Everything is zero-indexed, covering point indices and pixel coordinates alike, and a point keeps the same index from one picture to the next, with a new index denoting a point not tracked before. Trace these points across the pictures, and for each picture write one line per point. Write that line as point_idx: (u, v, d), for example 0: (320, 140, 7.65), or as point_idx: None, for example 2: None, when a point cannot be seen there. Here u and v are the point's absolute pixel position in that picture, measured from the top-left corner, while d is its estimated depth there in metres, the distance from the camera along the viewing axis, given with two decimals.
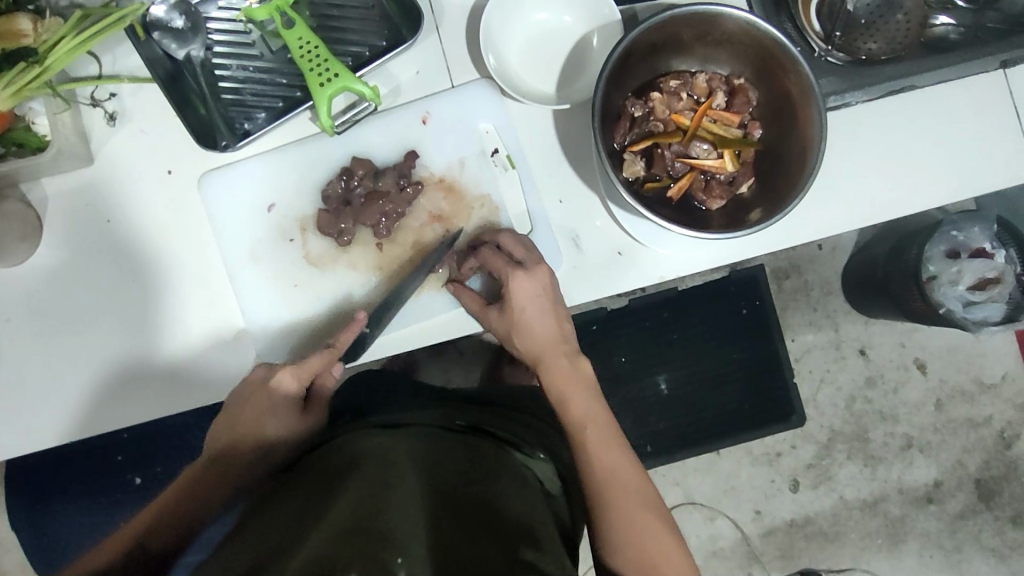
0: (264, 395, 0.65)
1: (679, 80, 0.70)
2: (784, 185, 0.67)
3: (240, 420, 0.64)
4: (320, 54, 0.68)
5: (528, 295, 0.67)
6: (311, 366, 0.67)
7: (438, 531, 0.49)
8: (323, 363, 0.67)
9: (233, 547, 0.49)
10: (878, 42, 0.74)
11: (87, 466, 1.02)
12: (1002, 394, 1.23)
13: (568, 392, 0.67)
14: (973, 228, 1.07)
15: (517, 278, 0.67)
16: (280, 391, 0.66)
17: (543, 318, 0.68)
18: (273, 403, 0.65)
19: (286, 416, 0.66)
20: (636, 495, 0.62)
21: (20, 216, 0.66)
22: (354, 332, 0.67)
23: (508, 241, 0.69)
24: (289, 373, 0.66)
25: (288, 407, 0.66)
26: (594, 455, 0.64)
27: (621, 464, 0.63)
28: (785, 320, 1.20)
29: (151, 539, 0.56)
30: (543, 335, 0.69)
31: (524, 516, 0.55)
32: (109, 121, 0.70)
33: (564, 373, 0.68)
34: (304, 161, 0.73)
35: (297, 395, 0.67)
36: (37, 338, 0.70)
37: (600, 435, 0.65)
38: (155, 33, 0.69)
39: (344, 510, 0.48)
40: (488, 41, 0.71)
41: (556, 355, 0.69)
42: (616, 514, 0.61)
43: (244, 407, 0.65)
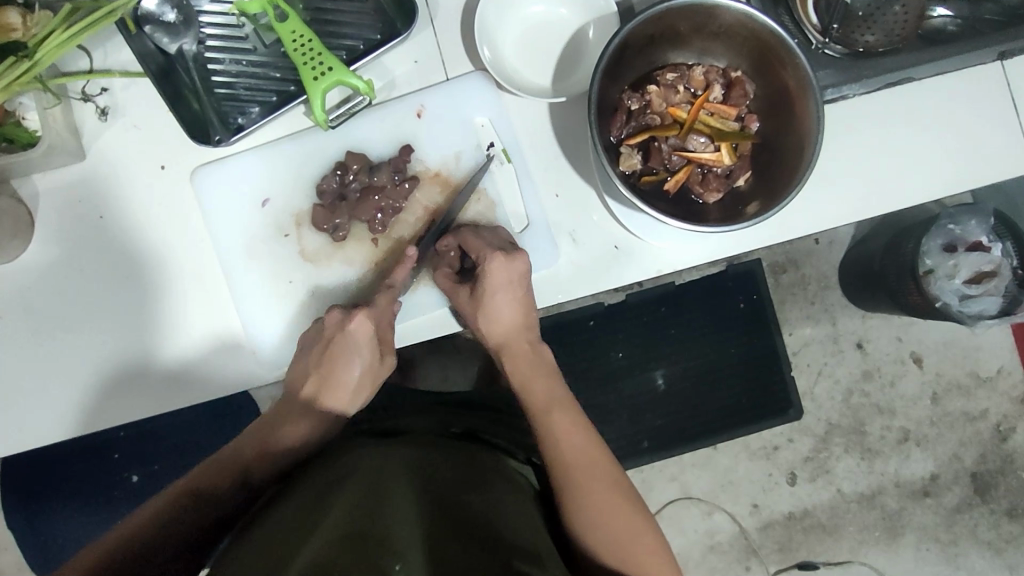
0: (344, 338, 0.66)
1: (676, 73, 0.70)
2: (780, 178, 0.66)
3: (320, 362, 0.66)
4: (314, 47, 0.67)
5: (503, 279, 0.67)
6: (380, 305, 0.67)
7: (434, 545, 0.48)
8: (387, 303, 0.67)
9: (226, 560, 0.49)
10: (876, 34, 0.72)
11: (81, 465, 1.01)
12: (999, 387, 1.24)
13: (540, 402, 0.66)
14: (970, 220, 1.06)
15: (494, 263, 0.66)
16: (357, 333, 0.65)
17: (517, 307, 0.69)
18: (352, 346, 0.66)
19: (365, 357, 0.67)
20: (609, 485, 0.62)
21: (11, 212, 0.66)
22: (406, 272, 0.67)
23: (486, 232, 0.70)
24: (365, 316, 0.65)
25: (368, 349, 0.66)
26: (574, 479, 0.61)
27: (606, 481, 0.62)
28: (783, 314, 1.20)
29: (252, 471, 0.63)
30: (516, 324, 0.70)
31: (522, 534, 0.53)
32: (101, 116, 0.69)
33: (536, 372, 0.69)
34: (299, 155, 0.72)
35: (374, 337, 0.66)
36: (29, 334, 0.69)
37: (584, 443, 0.64)
38: (147, 27, 0.68)
39: (336, 525, 0.48)
40: (483, 34, 0.70)
41: (524, 343, 0.70)
42: (607, 538, 0.59)
43: (324, 347, 0.66)
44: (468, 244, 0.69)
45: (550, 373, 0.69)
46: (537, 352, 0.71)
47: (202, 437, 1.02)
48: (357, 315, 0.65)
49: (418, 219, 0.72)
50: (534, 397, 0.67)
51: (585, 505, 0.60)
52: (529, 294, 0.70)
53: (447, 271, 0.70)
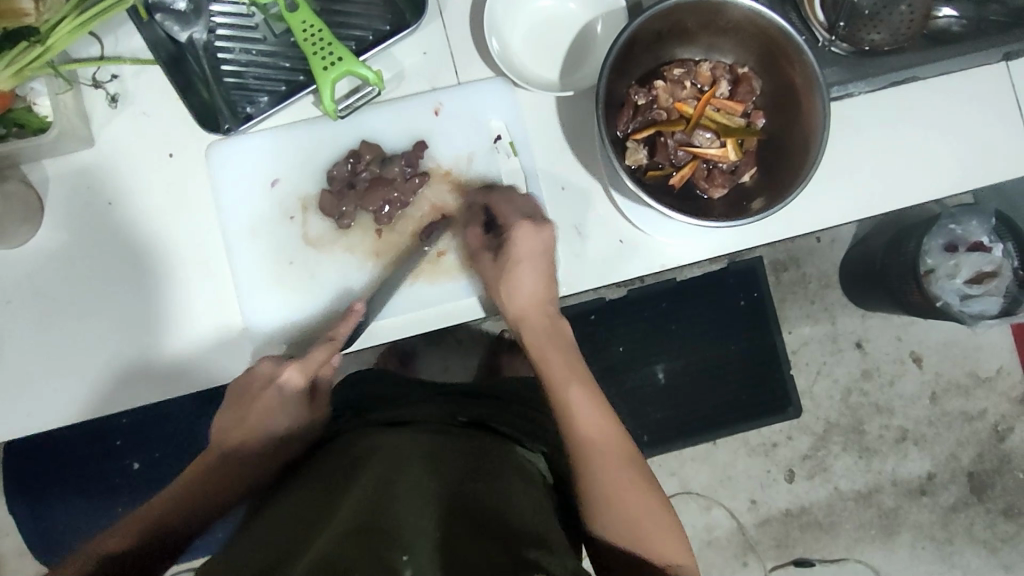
0: (272, 395, 0.64)
1: (682, 69, 0.70)
2: (786, 173, 0.67)
3: (245, 416, 0.64)
4: (323, 37, 0.67)
5: (532, 250, 0.67)
6: (315, 359, 0.65)
7: (447, 531, 0.48)
8: (325, 356, 0.66)
9: (235, 554, 0.49)
10: (882, 33, 0.73)
11: (83, 452, 1.02)
12: (997, 388, 1.24)
13: (556, 374, 0.65)
14: (973, 221, 1.07)
15: (523, 231, 0.66)
16: (287, 388, 0.65)
17: (541, 282, 0.68)
18: (282, 400, 0.64)
19: (293, 411, 0.66)
20: (619, 454, 0.63)
21: (20, 197, 0.66)
22: (352, 325, 0.66)
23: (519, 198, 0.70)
24: (296, 369, 0.65)
25: (296, 403, 0.66)
26: (587, 461, 0.62)
27: (619, 462, 0.62)
28: (783, 312, 1.21)
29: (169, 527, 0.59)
30: (533, 300, 0.69)
31: (531, 520, 0.54)
32: (111, 103, 0.70)
33: (548, 344, 0.68)
34: (310, 142, 0.73)
35: (304, 391, 0.66)
36: (36, 319, 0.70)
37: (599, 422, 0.63)
38: (158, 15, 0.68)
39: (348, 517, 0.48)
40: (491, 27, 0.71)
41: (542, 317, 0.69)
42: (619, 518, 0.61)
43: (250, 402, 0.65)
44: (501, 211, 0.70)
45: (566, 347, 0.68)
46: (556, 328, 0.69)
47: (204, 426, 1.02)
48: (289, 369, 0.65)
49: (423, 213, 0.73)
50: (550, 374, 0.66)
51: (598, 487, 0.61)
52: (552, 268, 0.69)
53: (478, 233, 0.71)
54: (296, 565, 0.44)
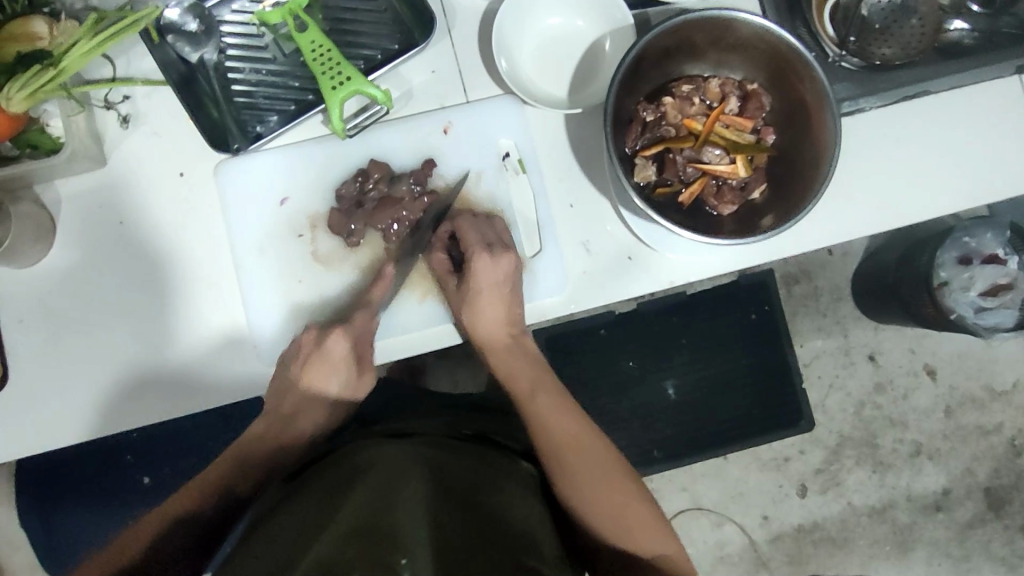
0: (322, 360, 0.67)
1: (691, 85, 0.70)
2: (796, 192, 0.66)
3: (298, 380, 0.67)
4: (332, 57, 0.68)
5: (491, 278, 0.67)
6: (358, 325, 0.67)
7: (445, 536, 0.49)
8: (365, 323, 0.68)
9: (241, 555, 0.51)
10: (892, 47, 0.74)
11: (93, 466, 1.02)
12: (1013, 401, 1.22)
13: (524, 391, 0.66)
14: (986, 233, 1.05)
15: (480, 262, 0.66)
16: (335, 351, 0.67)
17: (506, 305, 0.69)
18: (332, 365, 0.67)
19: (343, 375, 0.68)
20: (591, 450, 0.63)
21: (33, 217, 0.67)
22: (383, 289, 0.69)
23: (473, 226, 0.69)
24: (341, 335, 0.66)
25: (347, 367, 0.68)
26: (564, 462, 0.62)
27: (595, 461, 0.62)
28: (794, 325, 1.20)
29: (238, 486, 0.63)
30: (501, 321, 0.69)
31: (526, 527, 0.55)
32: (122, 124, 0.71)
33: (516, 361, 0.68)
34: (321, 160, 0.73)
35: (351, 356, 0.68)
36: (47, 338, 0.70)
37: (570, 423, 0.64)
38: (169, 36, 0.68)
39: (349, 522, 0.50)
40: (500, 45, 0.71)
41: (507, 338, 0.69)
42: (604, 515, 0.61)
43: (303, 367, 0.67)
44: (464, 229, 0.69)
45: (533, 361, 0.69)
46: (522, 345, 0.70)
47: (214, 441, 1.02)
48: (335, 335, 0.66)
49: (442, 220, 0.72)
50: (518, 386, 0.67)
51: (576, 486, 0.61)
52: (516, 292, 0.69)
53: (443, 259, 0.70)
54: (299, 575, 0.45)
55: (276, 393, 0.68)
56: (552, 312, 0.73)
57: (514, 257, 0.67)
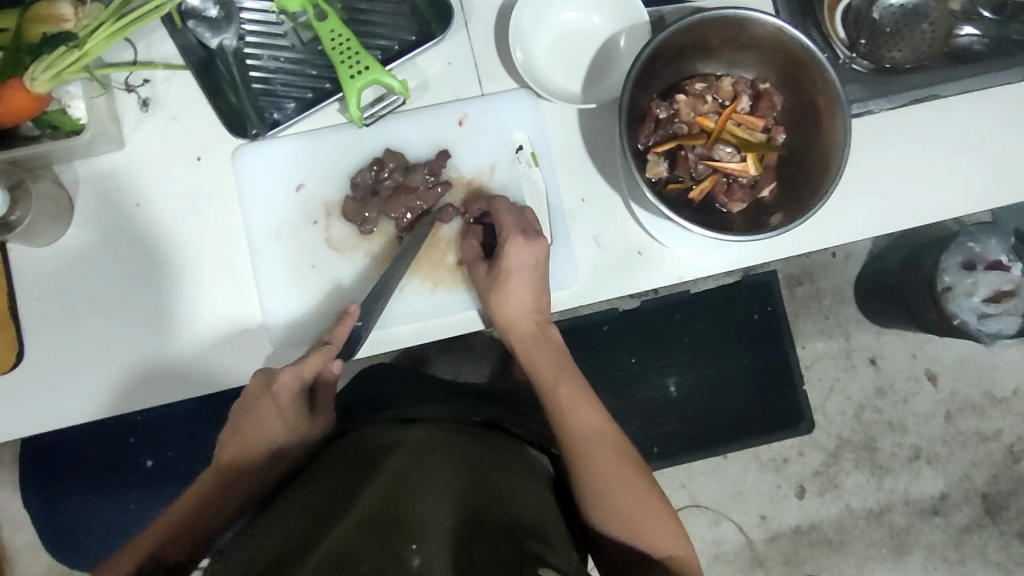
0: (269, 400, 0.65)
1: (704, 83, 0.71)
2: (806, 190, 0.67)
3: (244, 426, 0.64)
4: (351, 47, 0.68)
5: (522, 263, 0.68)
6: (311, 364, 0.66)
7: (461, 524, 0.50)
8: (320, 362, 0.66)
9: (252, 540, 0.51)
10: (902, 51, 0.76)
11: (98, 448, 1.03)
12: (1013, 408, 1.23)
13: (548, 377, 0.67)
14: (990, 240, 1.07)
15: (514, 244, 0.67)
16: (282, 393, 0.65)
17: (531, 288, 0.69)
18: (280, 407, 0.65)
19: (293, 418, 0.66)
20: (608, 444, 0.64)
21: (52, 196, 0.68)
22: (344, 330, 0.67)
23: (503, 208, 0.70)
24: (288, 373, 0.65)
25: (296, 409, 0.66)
26: (580, 455, 0.63)
27: (613, 454, 0.63)
28: (796, 327, 1.21)
29: (169, 550, 0.59)
30: (523, 309, 0.69)
31: (536, 517, 0.56)
32: (142, 107, 0.71)
33: (539, 349, 0.69)
34: (337, 149, 0.74)
35: (300, 396, 0.66)
36: (61, 317, 0.71)
37: (590, 417, 0.65)
38: (190, 21, 0.70)
39: (370, 501, 0.50)
40: (516, 37, 0.72)
41: (531, 325, 0.69)
42: (619, 512, 0.61)
43: (250, 412, 0.65)
44: (500, 213, 0.70)
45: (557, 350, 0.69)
46: (544, 331, 0.70)
47: (217, 426, 1.03)
48: (282, 376, 0.65)
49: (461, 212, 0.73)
50: (541, 375, 0.68)
51: (590, 481, 0.62)
52: (544, 279, 0.69)
53: (474, 244, 0.71)
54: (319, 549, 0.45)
55: (221, 442, 0.65)
56: (561, 304, 0.74)
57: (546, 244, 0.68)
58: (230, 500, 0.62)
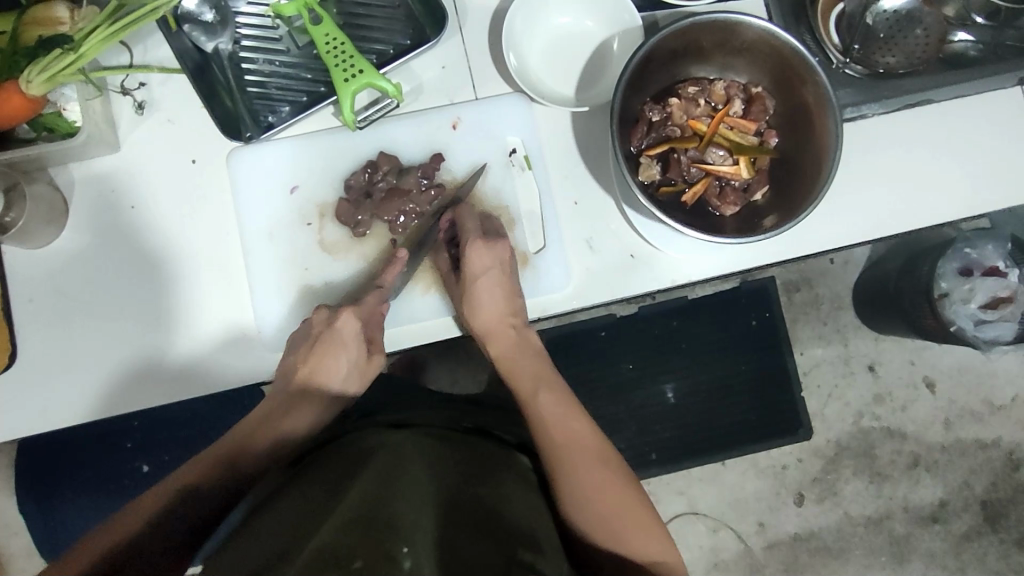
0: (334, 336, 0.68)
1: (697, 87, 0.71)
2: (798, 193, 0.67)
3: (308, 360, 0.67)
4: (346, 50, 0.69)
5: (485, 265, 0.69)
6: (371, 305, 0.69)
7: (445, 529, 0.49)
8: (375, 304, 0.69)
9: (244, 538, 0.50)
10: (897, 56, 0.74)
11: (93, 454, 1.03)
12: (1012, 416, 1.23)
13: (526, 388, 0.67)
14: (987, 245, 1.07)
15: (474, 247, 0.68)
16: (344, 330, 0.68)
17: (501, 287, 0.69)
18: (343, 342, 0.68)
19: (354, 353, 0.69)
20: (587, 447, 0.63)
21: (47, 199, 0.68)
22: (395, 272, 0.69)
23: (464, 213, 0.71)
24: (351, 313, 0.68)
25: (357, 347, 0.69)
26: (564, 459, 0.62)
27: (595, 455, 0.63)
28: (794, 333, 1.21)
29: (240, 460, 0.62)
30: (499, 315, 0.69)
31: (525, 523, 0.55)
32: (137, 110, 0.72)
33: (516, 355, 0.69)
34: (331, 151, 0.74)
35: (361, 335, 0.69)
36: (56, 319, 0.71)
37: (566, 420, 0.65)
38: (186, 25, 0.70)
39: (351, 505, 0.50)
40: (509, 40, 0.72)
41: (509, 331, 0.69)
42: (602, 520, 0.60)
43: (313, 346, 0.68)
44: (460, 215, 0.71)
45: (535, 356, 0.70)
46: (524, 338, 0.70)
47: (212, 432, 1.03)
48: (344, 313, 0.68)
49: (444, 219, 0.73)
50: (518, 379, 0.68)
51: (575, 485, 0.61)
52: (513, 280, 0.71)
53: (447, 257, 0.72)
54: (297, 558, 0.44)
55: (284, 375, 0.69)
56: (555, 307, 0.74)
57: (508, 240, 0.70)
58: (260, 458, 0.63)
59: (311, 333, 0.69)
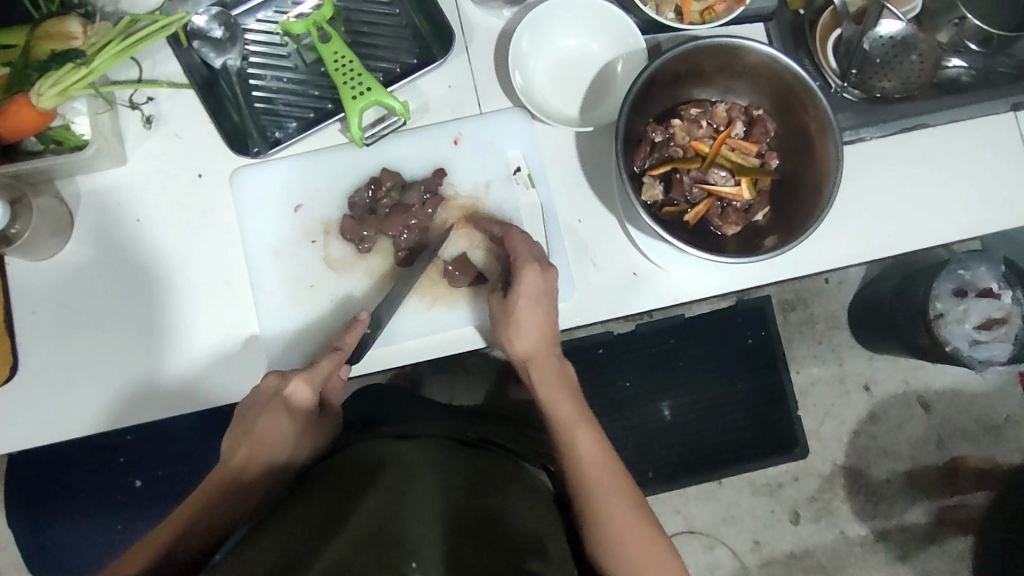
0: (280, 405, 0.65)
1: (699, 109, 0.72)
2: (799, 214, 0.68)
3: (253, 429, 0.64)
4: (354, 68, 0.70)
5: (534, 289, 0.67)
6: (324, 370, 0.66)
7: (455, 540, 0.49)
8: (332, 367, 0.66)
9: (259, 543, 0.50)
10: (892, 81, 0.76)
11: (86, 467, 1.02)
12: (1007, 436, 1.23)
13: (566, 420, 0.67)
14: (980, 267, 1.08)
15: (529, 271, 0.67)
16: (294, 399, 0.65)
17: (540, 320, 0.68)
18: (292, 411, 0.65)
19: (302, 424, 0.66)
20: (621, 489, 0.64)
21: (53, 211, 0.68)
22: (356, 335, 0.67)
23: (518, 241, 0.69)
24: (303, 381, 0.65)
25: (306, 414, 0.66)
26: (592, 499, 0.63)
27: (627, 498, 0.63)
28: (790, 352, 1.22)
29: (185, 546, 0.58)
30: (539, 345, 0.69)
31: (533, 532, 0.56)
32: (145, 124, 0.72)
33: (556, 385, 0.69)
34: (336, 167, 0.74)
35: (311, 403, 0.66)
36: (60, 332, 0.71)
37: (602, 460, 0.65)
38: (195, 42, 0.72)
39: (364, 516, 0.50)
40: (516, 60, 0.74)
41: (551, 358, 0.70)
42: (625, 564, 0.61)
43: (258, 415, 0.64)
44: (513, 243, 0.69)
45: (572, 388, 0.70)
46: (561, 370, 0.70)
47: (207, 446, 1.02)
48: (295, 381, 0.65)
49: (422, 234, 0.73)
50: (557, 411, 0.67)
51: (604, 526, 0.62)
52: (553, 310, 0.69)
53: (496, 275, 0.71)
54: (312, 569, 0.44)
55: (227, 450, 0.65)
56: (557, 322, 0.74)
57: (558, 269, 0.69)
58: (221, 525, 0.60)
59: (256, 401, 0.66)
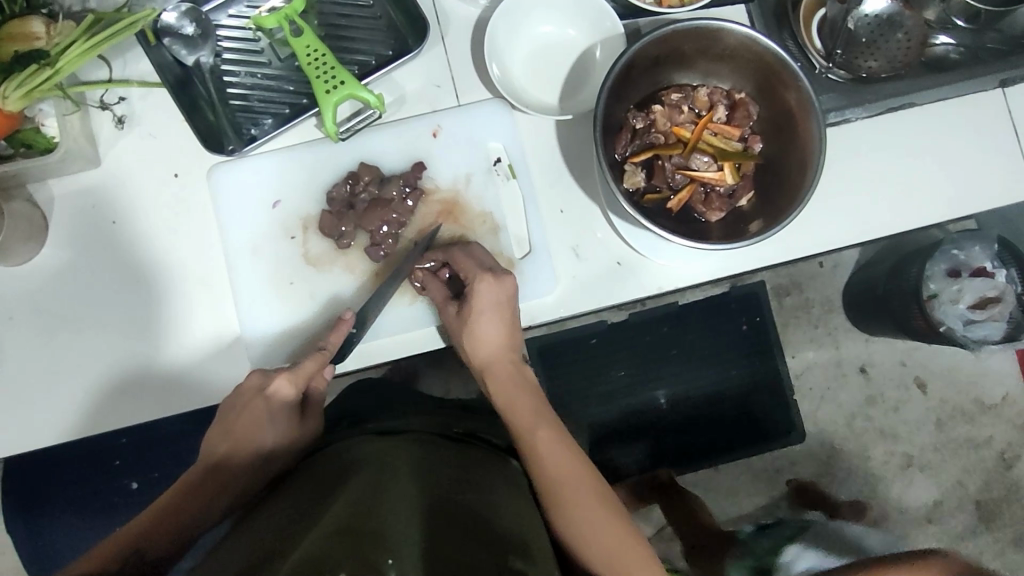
0: (259, 403, 0.64)
1: (680, 93, 0.71)
2: (782, 198, 0.67)
3: (232, 429, 0.63)
4: (327, 62, 0.69)
5: (489, 302, 0.67)
6: (308, 369, 0.65)
7: (432, 535, 0.49)
8: (316, 367, 0.65)
9: (231, 544, 0.49)
10: (879, 60, 0.75)
11: (80, 473, 1.01)
12: (1003, 415, 1.23)
13: (525, 423, 0.65)
14: (974, 246, 1.07)
15: (484, 282, 0.66)
16: (276, 396, 0.64)
17: (500, 327, 0.68)
18: (271, 409, 0.64)
19: (282, 425, 0.66)
20: (586, 487, 0.62)
21: (25, 216, 0.67)
22: (342, 335, 0.66)
23: (477, 250, 0.70)
24: (286, 380, 0.64)
25: (284, 414, 0.66)
26: (568, 505, 0.61)
27: (590, 494, 0.62)
28: (785, 336, 1.20)
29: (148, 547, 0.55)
30: (497, 352, 0.69)
31: (515, 528, 0.55)
32: (118, 124, 0.71)
33: (512, 387, 0.68)
34: (314, 163, 0.73)
35: (292, 402, 0.66)
36: (38, 337, 0.70)
37: (562, 460, 0.63)
38: (166, 39, 0.70)
39: (337, 513, 0.49)
40: (492, 50, 0.72)
41: (508, 364, 0.69)
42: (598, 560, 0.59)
43: (237, 415, 0.63)
44: (458, 263, 0.69)
45: (531, 388, 0.69)
46: (519, 370, 0.70)
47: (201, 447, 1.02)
48: (278, 379, 0.64)
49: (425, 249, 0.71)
50: (516, 416, 0.66)
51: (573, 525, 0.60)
52: (514, 316, 0.69)
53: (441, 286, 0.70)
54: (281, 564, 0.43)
55: (207, 444, 0.65)
56: (541, 314, 0.73)
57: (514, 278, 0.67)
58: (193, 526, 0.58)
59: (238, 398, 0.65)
